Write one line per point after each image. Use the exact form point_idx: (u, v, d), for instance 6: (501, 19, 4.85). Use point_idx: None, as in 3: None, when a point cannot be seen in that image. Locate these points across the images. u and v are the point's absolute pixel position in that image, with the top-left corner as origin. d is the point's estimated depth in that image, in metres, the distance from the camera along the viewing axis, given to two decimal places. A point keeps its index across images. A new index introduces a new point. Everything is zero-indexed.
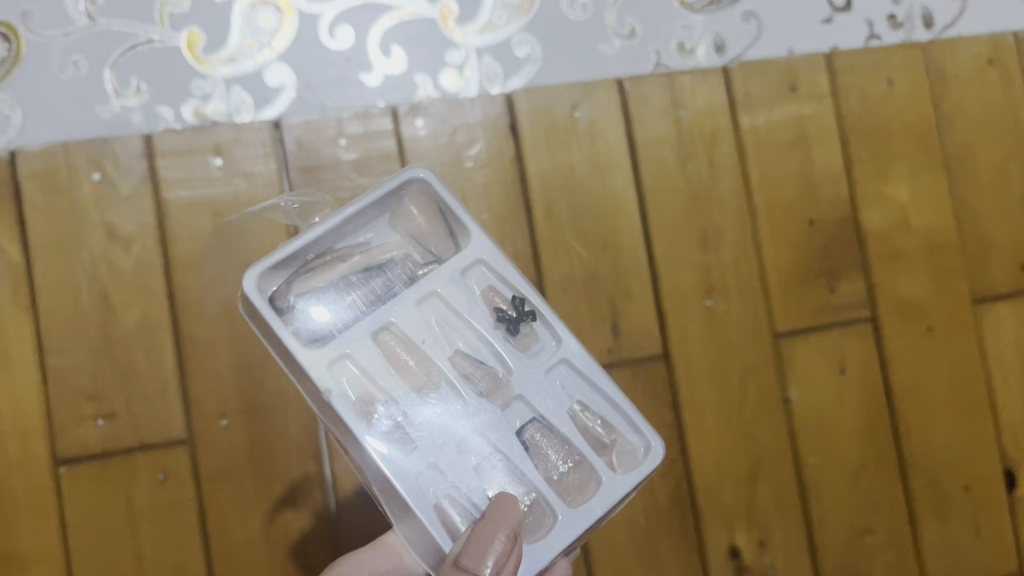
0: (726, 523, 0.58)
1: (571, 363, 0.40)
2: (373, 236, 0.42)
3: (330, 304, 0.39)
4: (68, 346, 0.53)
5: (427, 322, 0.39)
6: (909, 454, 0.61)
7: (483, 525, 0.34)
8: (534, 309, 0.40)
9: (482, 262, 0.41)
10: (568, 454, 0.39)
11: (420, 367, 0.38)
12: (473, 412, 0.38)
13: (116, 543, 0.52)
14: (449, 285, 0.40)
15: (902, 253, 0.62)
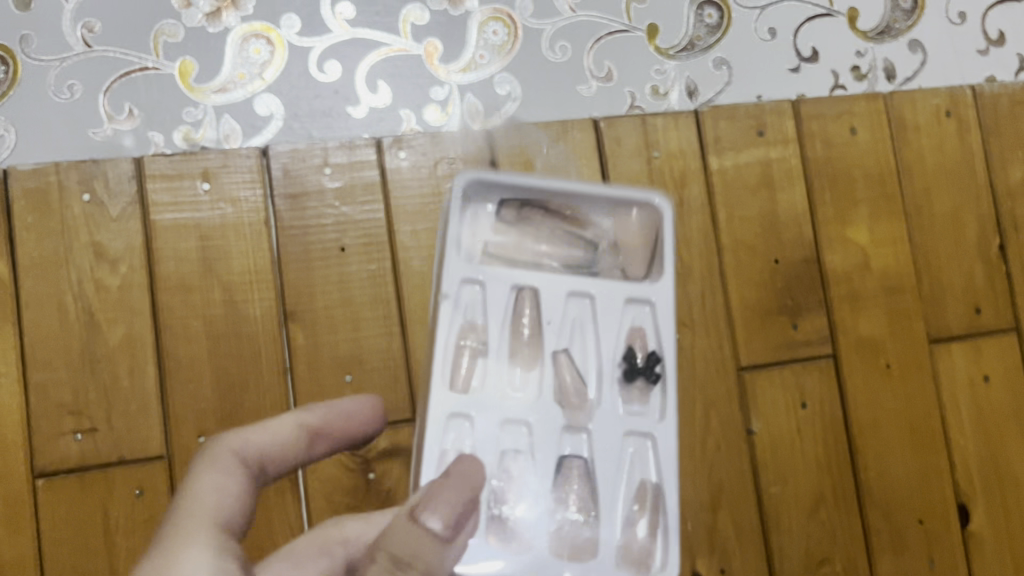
0: (688, 551, 0.60)
1: (654, 441, 0.39)
2: (604, 221, 0.42)
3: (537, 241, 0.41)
4: (51, 361, 0.54)
5: (619, 332, 0.40)
6: (866, 487, 0.63)
7: (457, 476, 0.34)
8: (664, 371, 0.40)
9: (647, 305, 0.41)
10: (586, 505, 0.38)
11: (526, 345, 0.40)
12: (545, 413, 0.39)
13: (90, 558, 0.53)
14: (609, 306, 0.40)
15: (861, 293, 0.65)
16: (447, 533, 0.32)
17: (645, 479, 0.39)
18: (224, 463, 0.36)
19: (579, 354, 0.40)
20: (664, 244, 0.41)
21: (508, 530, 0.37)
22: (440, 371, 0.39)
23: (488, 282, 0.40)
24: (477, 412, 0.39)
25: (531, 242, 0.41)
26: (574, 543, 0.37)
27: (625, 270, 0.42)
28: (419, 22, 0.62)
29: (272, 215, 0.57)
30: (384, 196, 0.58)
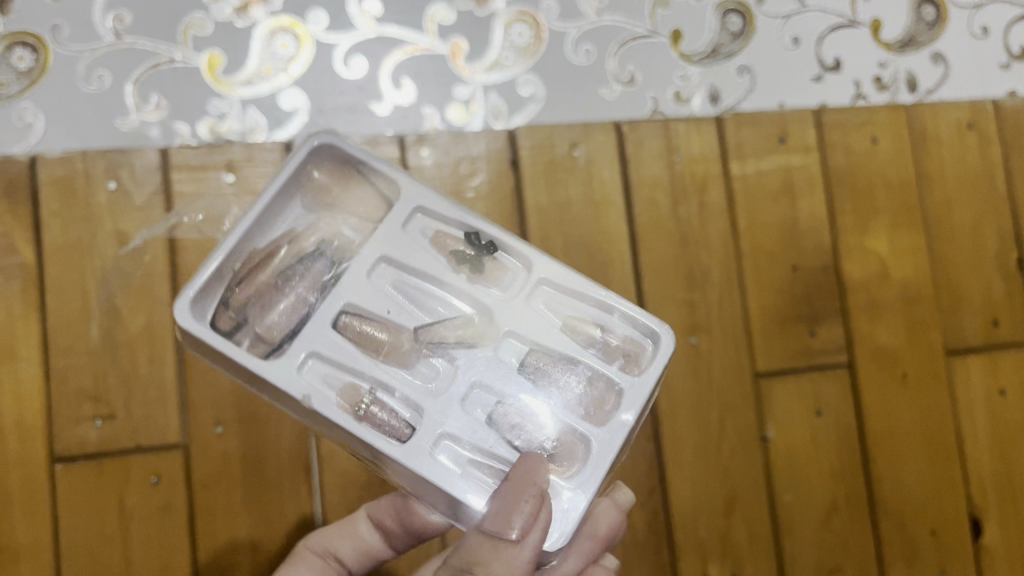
0: (699, 555, 0.60)
1: (549, 282, 0.38)
2: (295, 222, 0.40)
3: (271, 305, 0.37)
4: (72, 347, 0.54)
5: (427, 247, 0.38)
6: (879, 498, 0.63)
7: (509, 487, 0.33)
8: (493, 238, 0.39)
9: (421, 209, 0.39)
10: (578, 374, 0.37)
11: (391, 344, 0.36)
12: (464, 368, 0.36)
13: (106, 543, 0.53)
14: (396, 236, 0.38)
15: (879, 303, 0.65)
16: (509, 536, 0.33)
17: (573, 317, 0.38)
18: (302, 556, 0.48)
19: (437, 307, 0.38)
20: (355, 164, 0.40)
21: (559, 450, 0.36)
22: (380, 440, 0.33)
23: (320, 340, 0.36)
24: (443, 422, 0.35)
25: (287, 290, 0.37)
26: (599, 401, 0.37)
27: (371, 219, 0.40)
28: (445, 21, 0.63)
29: None
30: None
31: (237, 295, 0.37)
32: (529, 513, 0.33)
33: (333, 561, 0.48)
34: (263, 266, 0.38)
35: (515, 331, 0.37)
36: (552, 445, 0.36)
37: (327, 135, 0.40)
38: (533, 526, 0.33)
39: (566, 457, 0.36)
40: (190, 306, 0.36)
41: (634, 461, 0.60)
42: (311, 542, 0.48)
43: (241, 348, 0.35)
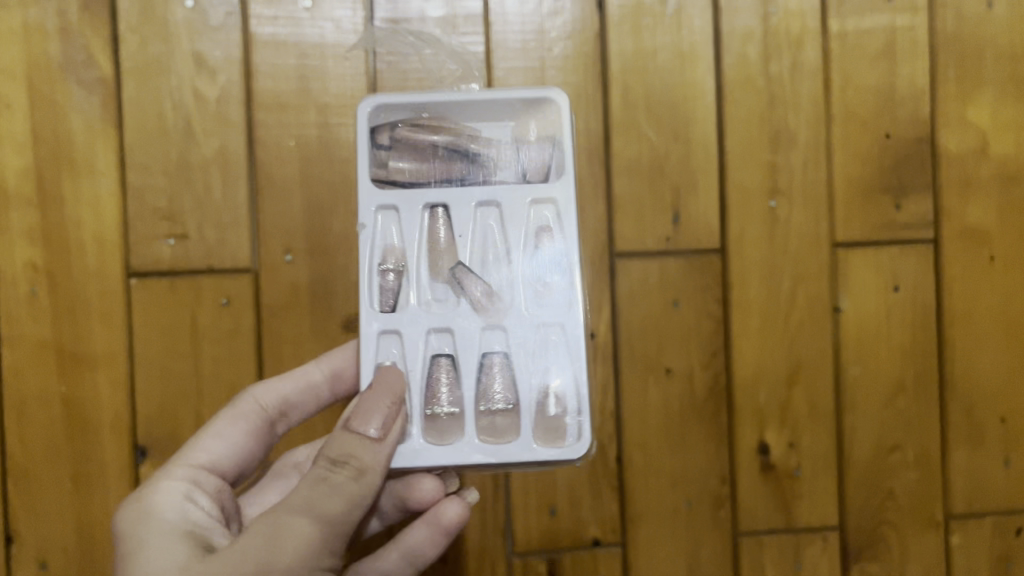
0: (757, 420, 0.59)
1: (564, 329, 0.43)
2: (487, 129, 0.47)
3: (412, 164, 0.45)
4: (148, 165, 0.55)
5: (525, 229, 0.44)
6: (950, 378, 0.61)
7: (370, 396, 0.39)
8: (568, 267, 0.43)
9: (551, 203, 0.44)
10: (511, 396, 0.42)
11: (440, 252, 0.44)
12: (456, 314, 0.43)
13: (177, 358, 0.55)
14: (509, 202, 0.44)
15: (973, 179, 0.61)
16: (374, 435, 0.38)
17: (551, 367, 0.42)
18: (241, 412, 0.45)
19: (488, 267, 0.44)
20: (562, 139, 0.45)
21: (439, 425, 0.41)
22: (370, 299, 0.43)
23: (405, 208, 0.44)
24: (408, 326, 0.43)
25: (430, 158, 0.45)
26: (498, 429, 0.41)
27: (520, 170, 0.45)
28: None
29: (371, 39, 0.56)
30: (485, 29, 0.57)
31: (401, 132, 0.45)
32: (387, 412, 0.39)
33: (276, 416, 0.47)
34: (432, 130, 0.45)
35: (506, 329, 0.43)
36: (444, 415, 0.41)
37: (564, 101, 0.45)
38: (390, 428, 0.39)
39: (437, 433, 0.41)
40: (370, 111, 0.45)
41: (698, 321, 0.59)
42: (254, 395, 0.46)
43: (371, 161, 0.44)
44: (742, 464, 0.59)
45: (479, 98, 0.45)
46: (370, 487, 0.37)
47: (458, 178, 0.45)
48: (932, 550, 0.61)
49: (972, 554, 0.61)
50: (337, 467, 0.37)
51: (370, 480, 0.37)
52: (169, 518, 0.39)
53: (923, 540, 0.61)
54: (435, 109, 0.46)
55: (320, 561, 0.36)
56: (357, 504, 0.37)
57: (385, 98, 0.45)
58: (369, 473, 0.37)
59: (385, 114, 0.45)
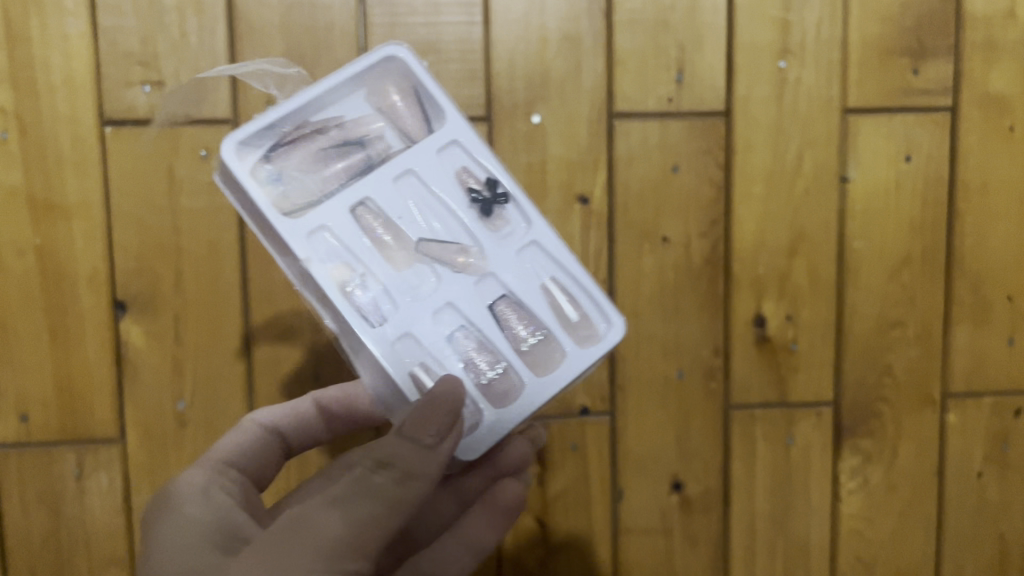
0: (755, 292, 0.58)
1: (541, 245, 0.41)
2: (348, 108, 0.42)
3: (309, 176, 0.40)
4: (120, 7, 0.52)
5: (450, 180, 0.41)
6: (958, 254, 0.59)
7: (424, 404, 0.36)
8: (507, 189, 0.41)
9: (458, 143, 0.41)
10: (535, 327, 0.40)
11: (393, 244, 0.40)
12: (446, 286, 0.40)
13: (155, 211, 0.53)
14: (427, 163, 0.41)
15: (998, 43, 0.58)
16: (428, 441, 0.36)
17: (550, 281, 0.41)
18: (244, 424, 0.48)
19: (443, 226, 0.40)
20: (423, 85, 0.42)
21: (493, 385, 0.39)
22: (353, 320, 0.38)
23: (333, 221, 0.39)
24: (412, 323, 0.39)
25: (319, 166, 0.41)
26: (545, 359, 0.40)
27: (399, 130, 0.42)
28: None
29: None
30: None
31: (279, 157, 0.40)
32: (444, 423, 0.36)
33: (281, 439, 0.49)
34: (299, 141, 0.41)
35: (496, 274, 0.40)
36: (494, 377, 0.39)
37: (403, 45, 0.41)
38: (446, 438, 0.36)
39: (497, 397, 0.39)
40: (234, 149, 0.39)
41: (698, 187, 0.57)
42: (258, 415, 0.49)
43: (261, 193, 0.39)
44: (736, 337, 0.58)
45: (320, 86, 0.40)
46: (413, 493, 0.36)
47: (361, 168, 0.41)
48: (927, 428, 0.60)
49: (968, 434, 0.60)
50: (382, 471, 0.36)
51: (414, 487, 0.36)
52: (194, 515, 0.40)
53: (919, 418, 0.60)
54: (285, 135, 0.41)
55: (341, 564, 0.35)
56: (394, 510, 0.36)
57: (235, 141, 0.39)
58: (416, 480, 0.36)
59: (258, 156, 0.40)
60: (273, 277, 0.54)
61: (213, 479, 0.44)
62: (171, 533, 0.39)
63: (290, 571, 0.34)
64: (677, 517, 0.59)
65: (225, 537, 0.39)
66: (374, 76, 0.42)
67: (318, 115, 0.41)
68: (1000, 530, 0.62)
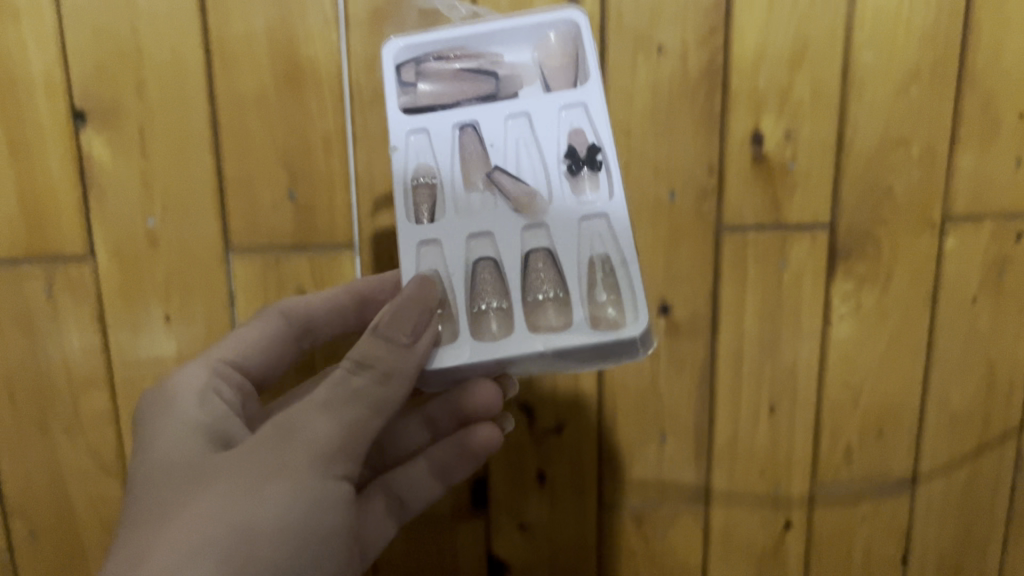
0: (753, 107, 0.54)
1: (608, 220, 0.43)
2: (510, 51, 0.46)
3: (437, 87, 0.45)
4: None
5: (558, 135, 0.44)
6: (970, 68, 0.55)
7: (405, 298, 0.39)
8: (603, 160, 0.44)
9: (584, 107, 0.44)
10: (557, 286, 0.42)
11: (475, 160, 0.44)
12: (499, 216, 0.43)
13: (111, 12, 0.49)
14: (542, 112, 0.44)
15: None
16: (403, 341, 0.38)
17: (597, 257, 0.43)
18: (267, 315, 0.50)
19: (523, 164, 0.44)
20: (584, 52, 0.45)
21: (490, 321, 0.42)
22: (404, 208, 0.43)
23: (434, 128, 0.44)
24: (447, 235, 0.43)
25: (454, 82, 0.45)
26: (547, 319, 0.41)
27: (547, 83, 0.45)
28: None
29: None
30: None
31: (425, 66, 0.45)
32: (419, 319, 0.39)
33: (303, 331, 0.51)
34: (452, 59, 0.45)
35: (548, 227, 0.43)
36: (491, 312, 0.42)
37: (584, 17, 0.44)
38: (422, 335, 0.39)
39: (486, 329, 0.41)
40: (395, 48, 0.45)
41: None
42: (280, 304, 0.51)
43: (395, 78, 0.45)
44: (732, 155, 0.55)
45: (502, 21, 0.45)
46: (392, 394, 0.38)
47: (483, 96, 0.45)
48: (923, 253, 0.58)
49: (965, 261, 0.59)
50: (361, 371, 0.38)
51: (393, 388, 0.38)
52: (186, 412, 0.43)
53: (915, 242, 0.58)
54: (441, 47, 0.45)
55: (331, 468, 0.38)
56: (375, 411, 0.39)
57: (399, 37, 0.45)
58: (395, 380, 0.38)
59: (406, 53, 0.45)
60: (241, 87, 0.51)
61: (210, 373, 0.46)
62: (161, 424, 0.42)
63: (285, 473, 0.37)
64: (663, 341, 0.58)
65: (217, 432, 0.42)
66: (549, 32, 0.45)
67: (484, 47, 0.46)
68: (991, 357, 0.61)
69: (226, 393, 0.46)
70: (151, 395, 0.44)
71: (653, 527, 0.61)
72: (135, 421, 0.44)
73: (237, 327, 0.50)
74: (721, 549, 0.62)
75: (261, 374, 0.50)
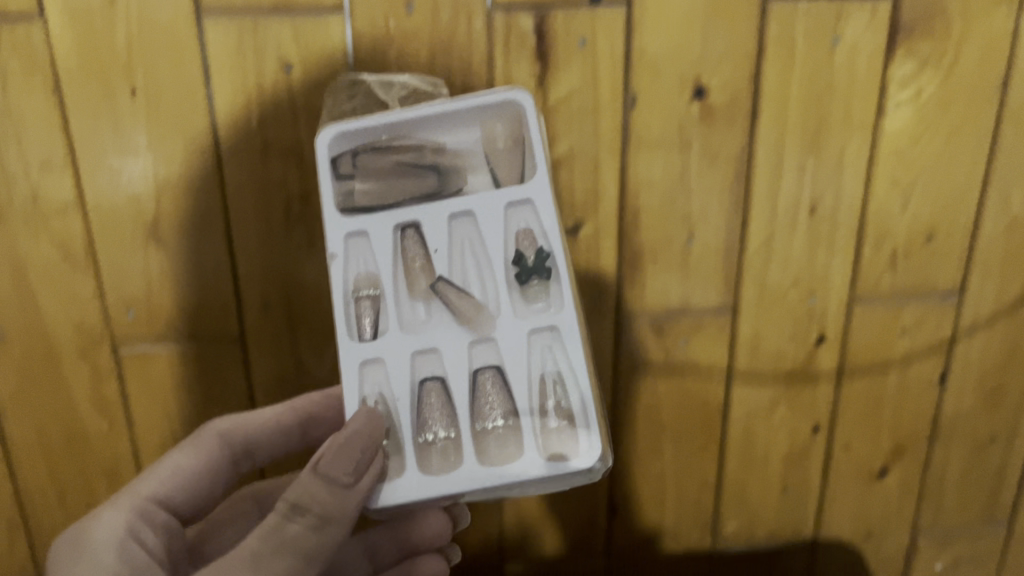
0: None
1: (560, 331, 0.40)
2: (453, 134, 0.41)
3: (378, 187, 0.41)
4: None
5: (506, 239, 0.40)
6: None
7: (347, 437, 0.37)
8: (553, 267, 0.40)
9: (530, 204, 0.40)
10: (508, 412, 0.39)
11: (420, 269, 0.40)
12: (442, 333, 0.40)
13: None
14: (487, 213, 0.40)
15: None
16: (343, 481, 0.37)
17: (550, 373, 0.40)
18: (202, 438, 0.47)
19: (469, 276, 0.41)
20: (531, 141, 0.40)
21: (435, 452, 0.39)
22: (344, 328, 0.39)
23: (373, 232, 0.40)
24: (392, 354, 0.40)
25: (392, 177, 0.41)
26: (496, 453, 0.39)
27: (495, 175, 0.41)
28: None
29: None
30: None
31: (363, 157, 0.40)
32: (361, 460, 0.37)
33: (243, 455, 0.49)
34: (389, 150, 0.40)
35: (497, 343, 0.40)
36: (436, 445, 0.39)
37: (530, 99, 0.40)
38: (365, 472, 0.37)
39: (434, 461, 0.38)
40: (330, 138, 0.40)
41: None
42: (217, 425, 0.48)
43: (332, 174, 0.40)
44: None
45: (446, 108, 0.40)
46: (331, 536, 0.37)
47: (426, 195, 0.41)
48: (999, 28, 0.50)
49: None
50: (296, 517, 0.37)
51: (330, 530, 0.37)
52: (104, 560, 0.39)
53: (991, 18, 0.50)
54: (375, 137, 0.40)
55: None
56: (307, 557, 0.36)
57: (331, 127, 0.40)
58: (334, 522, 0.37)
59: (342, 143, 0.40)
60: None
61: (133, 516, 0.42)
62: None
63: None
64: (696, 130, 0.51)
65: None
66: (493, 115, 0.41)
67: (425, 131, 0.41)
68: None
69: (148, 539, 0.42)
70: (67, 541, 0.41)
71: (676, 337, 0.56)
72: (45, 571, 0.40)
73: (168, 452, 0.47)
74: (748, 363, 0.57)
75: (190, 510, 0.46)
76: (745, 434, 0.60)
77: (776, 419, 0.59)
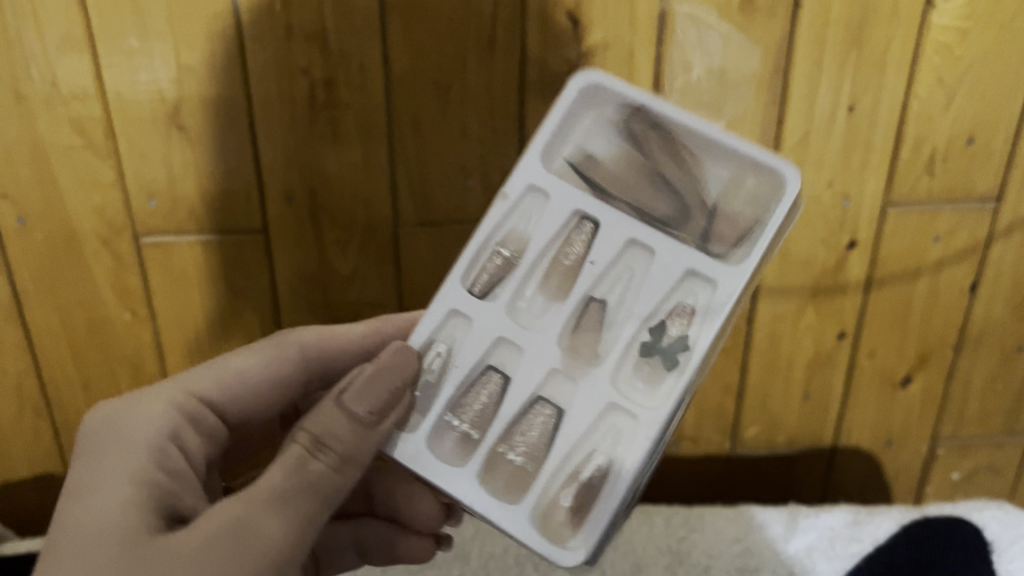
0: None
1: (632, 417, 0.36)
2: (710, 177, 0.38)
3: (599, 159, 0.39)
4: None
5: (654, 291, 0.37)
6: None
7: (376, 370, 0.36)
8: (680, 363, 0.36)
9: (692, 274, 0.37)
10: (534, 447, 0.37)
11: (569, 266, 0.38)
12: (531, 340, 0.38)
13: None
14: (662, 258, 0.37)
15: None
16: (366, 419, 0.35)
17: (597, 451, 0.36)
18: (277, 346, 0.45)
19: (611, 300, 0.37)
20: (758, 233, 0.37)
21: (456, 440, 0.37)
22: (464, 266, 0.38)
23: (551, 194, 0.38)
24: (484, 321, 0.38)
25: (626, 169, 0.39)
26: (502, 484, 0.36)
27: (699, 229, 0.37)
28: None
29: None
30: None
31: (638, 135, 0.39)
32: (389, 399, 0.36)
33: (313, 375, 0.46)
34: (647, 142, 0.39)
35: (570, 378, 0.37)
36: (456, 433, 0.37)
37: (796, 189, 0.37)
38: (390, 413, 0.36)
39: (456, 450, 0.37)
40: (592, 91, 0.39)
41: None
42: (301, 335, 0.46)
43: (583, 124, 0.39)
44: None
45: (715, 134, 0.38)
46: (348, 478, 0.35)
47: (605, 195, 0.38)
48: None
49: None
50: (317, 452, 0.35)
51: (348, 471, 0.35)
52: (144, 451, 0.37)
53: None
54: (647, 127, 0.39)
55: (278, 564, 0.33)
56: (325, 499, 0.34)
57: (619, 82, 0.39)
58: (352, 463, 0.35)
59: (621, 114, 0.39)
60: None
61: (176, 413, 0.40)
62: (105, 469, 0.35)
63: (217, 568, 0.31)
64: (735, 20, 0.49)
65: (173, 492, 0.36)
66: (756, 181, 0.38)
67: (697, 154, 0.38)
68: None
69: (188, 442, 0.40)
70: (107, 416, 0.38)
71: None
72: (76, 441, 0.38)
73: (234, 350, 0.45)
74: (776, 267, 0.57)
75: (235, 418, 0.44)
76: (769, 341, 0.59)
77: (802, 324, 0.59)
